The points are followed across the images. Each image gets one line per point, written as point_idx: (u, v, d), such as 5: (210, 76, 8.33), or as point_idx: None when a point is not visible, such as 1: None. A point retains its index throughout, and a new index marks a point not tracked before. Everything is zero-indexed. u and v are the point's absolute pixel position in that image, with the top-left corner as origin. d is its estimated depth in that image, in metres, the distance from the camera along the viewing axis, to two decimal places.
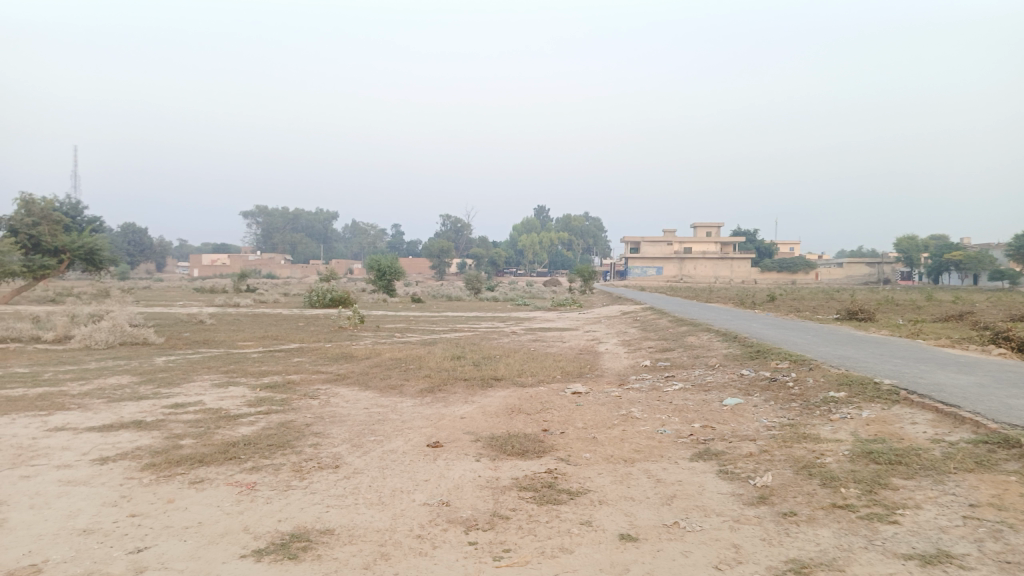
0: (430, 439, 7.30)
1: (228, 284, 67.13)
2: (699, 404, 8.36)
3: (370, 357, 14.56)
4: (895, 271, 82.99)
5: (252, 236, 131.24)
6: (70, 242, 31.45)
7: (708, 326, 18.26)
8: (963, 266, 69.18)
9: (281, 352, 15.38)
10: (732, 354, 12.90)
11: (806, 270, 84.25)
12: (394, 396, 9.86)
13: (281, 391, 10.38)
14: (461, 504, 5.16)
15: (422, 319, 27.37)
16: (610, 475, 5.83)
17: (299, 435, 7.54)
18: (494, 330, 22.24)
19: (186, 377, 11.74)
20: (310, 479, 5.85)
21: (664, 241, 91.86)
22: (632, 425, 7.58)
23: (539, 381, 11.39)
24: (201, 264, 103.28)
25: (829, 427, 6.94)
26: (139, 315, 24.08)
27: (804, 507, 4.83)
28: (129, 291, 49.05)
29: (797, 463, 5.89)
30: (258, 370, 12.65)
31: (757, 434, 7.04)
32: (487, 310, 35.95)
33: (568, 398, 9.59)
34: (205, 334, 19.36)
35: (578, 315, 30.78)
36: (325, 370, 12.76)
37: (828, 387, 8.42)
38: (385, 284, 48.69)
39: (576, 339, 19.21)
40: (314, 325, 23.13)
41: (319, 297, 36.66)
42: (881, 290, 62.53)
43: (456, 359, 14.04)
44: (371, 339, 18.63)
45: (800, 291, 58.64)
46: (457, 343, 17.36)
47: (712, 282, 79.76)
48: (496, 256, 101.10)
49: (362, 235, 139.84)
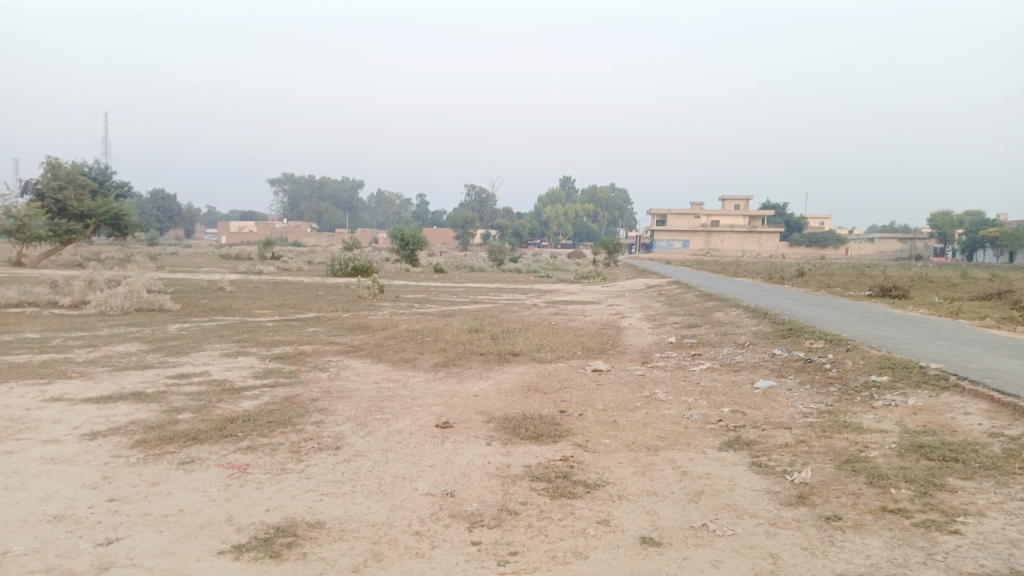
0: (439, 418, 6.86)
1: (253, 251, 67.36)
2: (729, 387, 7.82)
3: (385, 328, 14.18)
4: (929, 247, 80.95)
5: (279, 204, 131.71)
6: (95, 207, 31.31)
7: (736, 301, 17.61)
8: (999, 243, 67.18)
9: (296, 322, 15.04)
10: (763, 331, 12.29)
11: (836, 245, 82.51)
12: (406, 371, 9.43)
13: (290, 362, 10.00)
14: (467, 495, 4.71)
15: (443, 290, 27.00)
16: (631, 466, 5.34)
17: (302, 411, 7.15)
18: (515, 302, 21.80)
19: (195, 346, 11.42)
20: (307, 462, 5.43)
21: (691, 214, 90.43)
22: (656, 408, 7.07)
23: (559, 357, 10.90)
24: (228, 232, 103.93)
25: (872, 416, 6.37)
26: (158, 282, 23.94)
27: (850, 510, 4.31)
28: (155, 257, 49.31)
29: (839, 457, 5.35)
30: (270, 340, 12.32)
31: (793, 421, 6.49)
32: (509, 282, 35.41)
33: (589, 377, 9.08)
34: (222, 301, 19.13)
35: (602, 289, 30.15)
36: (339, 341, 12.38)
37: (869, 371, 7.83)
38: (408, 253, 48.40)
39: (599, 313, 18.67)
40: (333, 294, 22.83)
41: (341, 265, 36.43)
42: (914, 266, 61.05)
43: (474, 332, 13.57)
44: (389, 310, 18.24)
45: (829, 266, 57.43)
46: (477, 315, 16.92)
47: (739, 256, 78.41)
48: (519, 227, 100.37)
49: (387, 204, 139.77)
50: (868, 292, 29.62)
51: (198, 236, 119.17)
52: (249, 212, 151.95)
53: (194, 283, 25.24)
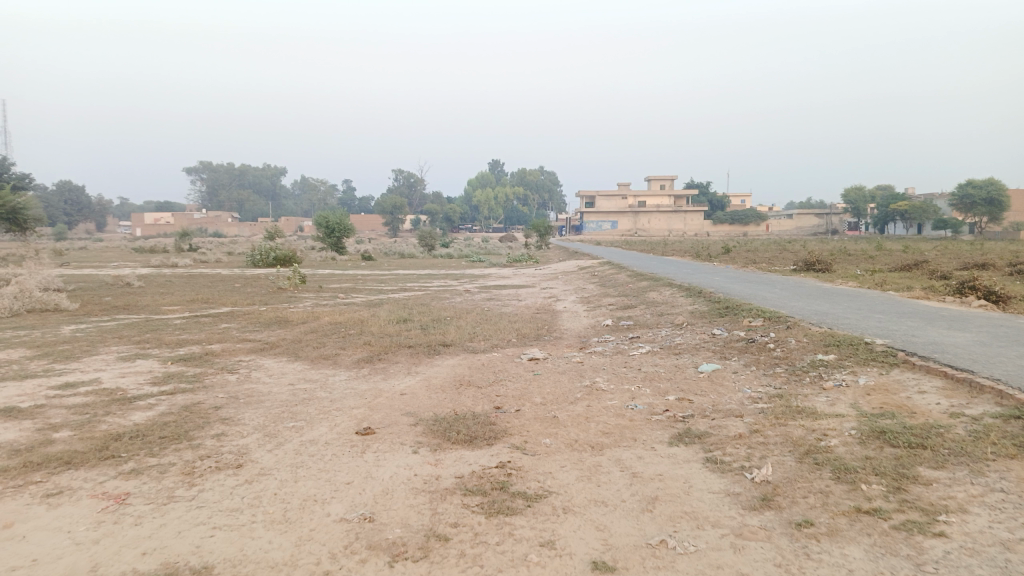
0: (359, 423, 6.13)
1: (169, 243, 64.13)
2: (672, 372, 7.35)
3: (306, 322, 13.26)
4: (844, 222, 83.96)
5: (197, 194, 126.39)
6: None
7: (669, 280, 17.35)
8: (908, 216, 70.10)
9: (208, 318, 13.92)
10: (700, 310, 11.96)
11: (759, 222, 84.64)
12: (325, 369, 8.62)
13: (195, 365, 9.04)
14: (389, 519, 4.04)
15: (370, 278, 25.98)
16: (575, 470, 4.76)
17: (202, 422, 6.30)
18: (446, 289, 21.04)
19: (89, 350, 10.27)
20: (201, 487, 4.64)
21: (619, 195, 91.13)
22: (598, 399, 6.53)
23: (492, 346, 10.26)
24: (143, 224, 99.03)
25: (824, 399, 5.99)
26: (57, 279, 22.11)
27: (821, 512, 3.85)
28: (60, 253, 46.21)
29: (798, 448, 4.90)
30: (176, 340, 11.24)
31: (743, 407, 6.05)
32: (440, 267, 34.55)
33: (524, 367, 8.49)
34: (128, 298, 17.71)
35: (534, 272, 29.66)
36: (253, 338, 11.42)
37: (815, 349, 7.49)
38: (334, 241, 46.85)
39: (533, 297, 18.12)
40: (253, 286, 21.55)
41: (262, 255, 34.78)
42: (832, 240, 63.11)
43: (402, 323, 12.78)
44: (311, 301, 17.23)
45: (752, 242, 58.62)
46: (405, 304, 16.12)
47: (666, 235, 79.40)
48: (449, 212, 99.24)
49: (312, 192, 136.04)
50: (793, 266, 30.08)
51: (110, 229, 113.23)
52: (166, 204, 145.50)
53: (99, 279, 23.47)
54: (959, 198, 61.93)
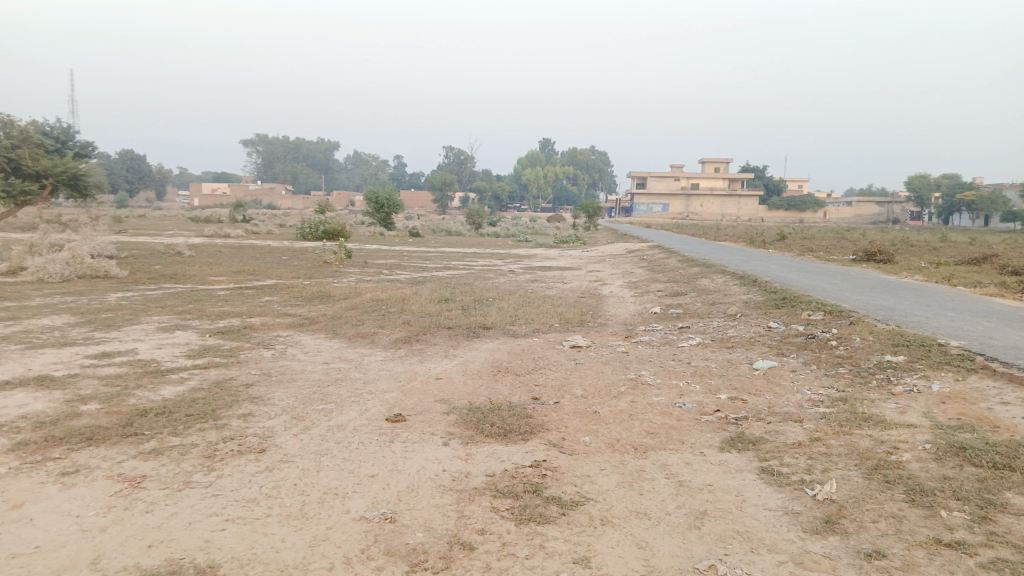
0: (390, 409, 5.85)
1: (223, 214, 65.24)
2: (725, 367, 6.88)
3: (347, 298, 13.10)
4: (906, 211, 80.86)
5: (252, 166, 128.52)
6: (51, 167, 29.37)
7: (721, 267, 16.72)
8: (976, 207, 67.10)
9: (252, 291, 13.87)
10: (754, 301, 11.39)
11: (815, 209, 82.10)
12: (361, 348, 8.38)
13: (232, 338, 8.91)
14: (412, 521, 3.74)
15: (416, 255, 25.84)
16: (616, 475, 4.38)
17: (231, 400, 6.10)
18: (490, 268, 20.75)
19: (130, 319, 10.24)
20: (219, 473, 4.41)
21: (671, 177, 89.40)
22: (643, 394, 6.12)
23: (534, 331, 9.89)
24: (201, 194, 101.22)
25: (893, 406, 5.48)
26: (112, 246, 22.48)
27: (895, 541, 3.40)
28: (119, 220, 47.31)
29: (866, 461, 4.43)
30: (217, 312, 11.16)
31: (802, 411, 5.58)
32: (486, 246, 34.24)
33: (567, 354, 8.12)
34: (176, 267, 17.85)
35: (581, 254, 29.15)
36: (293, 312, 11.29)
37: (882, 349, 6.92)
38: (383, 216, 46.99)
39: (579, 280, 17.68)
40: (299, 259, 21.58)
41: (311, 228, 34.94)
42: (892, 230, 60.86)
43: (443, 302, 12.51)
44: (355, 277, 17.11)
45: (808, 229, 56.87)
46: (448, 283, 15.85)
47: (719, 220, 77.66)
48: (499, 190, 98.84)
49: (364, 166, 137.60)
50: (851, 256, 28.93)
51: (169, 198, 115.92)
52: (222, 175, 148.49)
53: (151, 247, 23.81)
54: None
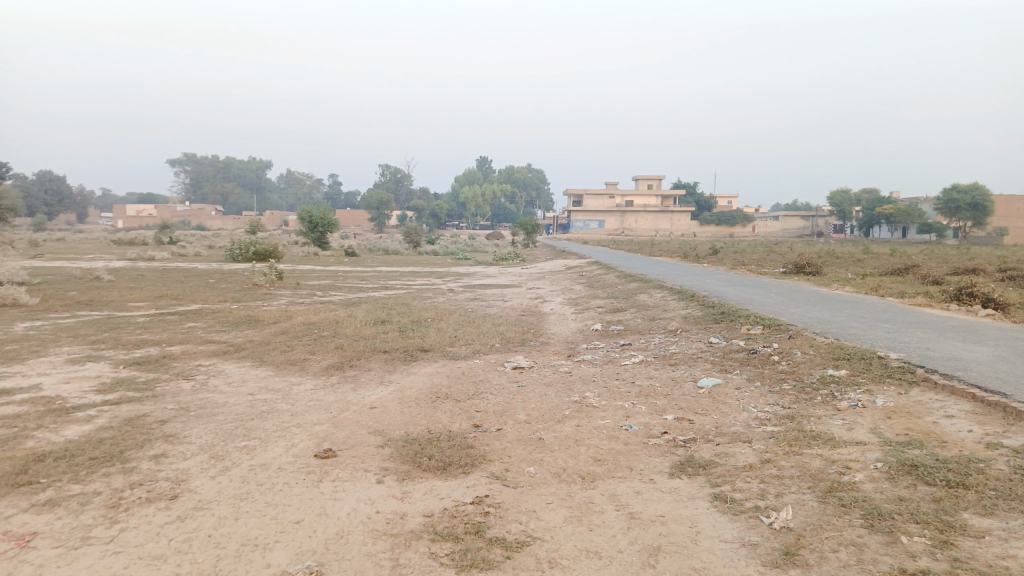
0: (320, 444, 5.43)
1: (149, 236, 62.78)
2: (669, 386, 6.71)
3: (278, 322, 12.53)
4: (830, 225, 83.93)
5: (180, 186, 124.62)
6: None
7: (659, 282, 16.76)
8: (894, 220, 70.14)
9: (175, 317, 13.12)
10: (693, 316, 11.34)
11: (745, 224, 84.42)
12: (290, 377, 7.91)
13: (149, 370, 8.29)
14: (340, 574, 3.37)
15: (351, 275, 25.20)
16: (563, 508, 4.10)
17: (143, 440, 5.58)
18: (428, 287, 20.34)
19: (36, 351, 9.46)
20: (123, 526, 3.93)
21: (606, 193, 90.66)
22: (588, 417, 5.88)
23: (474, 352, 9.57)
24: (125, 215, 97.49)
25: (840, 422, 5.37)
26: (23, 272, 21.14)
27: (857, 573, 3.21)
28: (34, 244, 44.93)
29: (820, 484, 4.27)
30: (135, 340, 10.46)
31: (751, 430, 5.42)
32: (424, 264, 33.78)
33: (508, 377, 7.83)
34: (94, 293, 16.85)
35: (520, 271, 28.99)
36: (218, 339, 10.68)
37: (824, 363, 6.87)
38: (317, 236, 45.99)
39: (518, 298, 17.46)
40: (227, 282, 20.71)
41: (242, 249, 33.79)
42: (817, 243, 62.99)
43: (379, 324, 12.06)
44: (287, 299, 16.48)
45: (739, 243, 58.24)
46: (384, 304, 15.40)
47: (653, 235, 79.01)
48: (435, 208, 98.33)
49: (298, 186, 135.23)
50: (781, 268, 29.64)
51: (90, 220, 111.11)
52: (148, 196, 143.56)
53: (67, 272, 22.50)
54: (945, 201, 62.01)
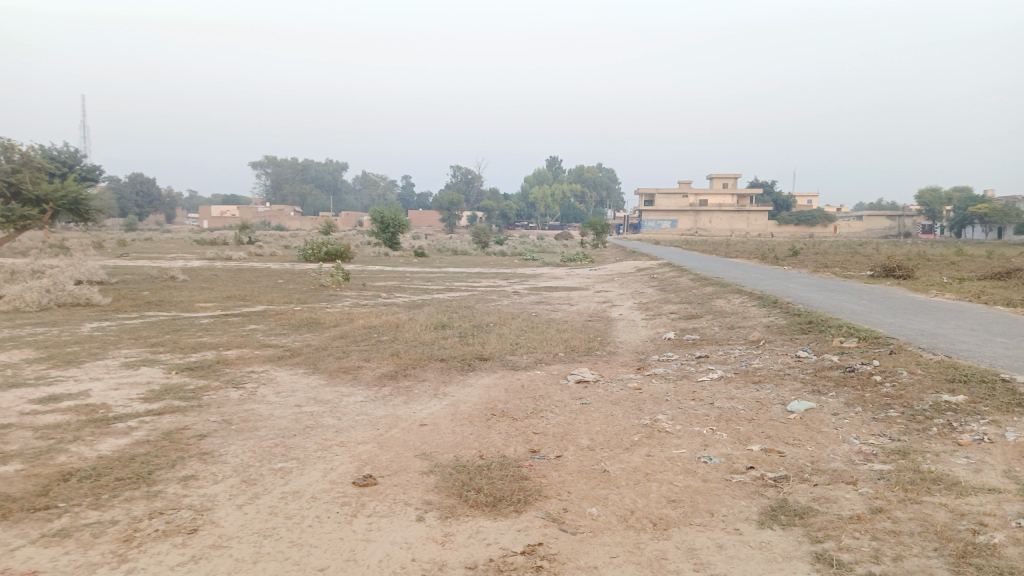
0: (360, 468, 4.93)
1: (230, 237, 64.25)
2: (754, 409, 5.94)
3: (338, 326, 12.22)
4: (918, 225, 79.57)
5: (261, 188, 128.55)
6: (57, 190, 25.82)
7: (737, 286, 15.77)
8: (988, 220, 65.92)
9: (237, 319, 13.01)
10: (777, 325, 10.42)
11: (826, 224, 80.96)
12: (340, 387, 7.48)
13: (200, 376, 8.01)
14: None
15: (417, 276, 24.98)
16: (630, 566, 3.44)
17: (176, 458, 5.20)
18: (494, 290, 19.86)
19: (95, 354, 9.36)
20: (131, 566, 3.50)
21: (680, 193, 88.56)
22: (662, 446, 5.18)
23: (536, 362, 8.95)
24: (210, 215, 101.24)
25: (964, 461, 4.52)
26: (103, 272, 21.70)
27: None
28: (122, 244, 46.58)
29: (950, 545, 3.47)
30: (193, 344, 10.29)
31: (854, 469, 4.62)
32: (492, 265, 33.44)
33: (571, 392, 7.19)
34: (165, 294, 17.04)
35: (588, 272, 28.22)
36: (276, 343, 10.42)
37: (936, 387, 5.95)
38: (389, 237, 46.29)
39: (586, 302, 16.74)
40: (294, 282, 20.74)
41: (314, 249, 34.10)
42: (903, 244, 59.68)
43: (439, 329, 11.59)
44: (351, 301, 16.26)
45: (819, 244, 55.56)
46: (447, 307, 14.96)
47: (728, 236, 76.64)
48: (506, 208, 98.31)
49: (372, 187, 137.90)
50: (867, 272, 27.96)
51: (178, 220, 115.55)
52: (231, 197, 148.76)
53: (145, 272, 23.01)
54: None
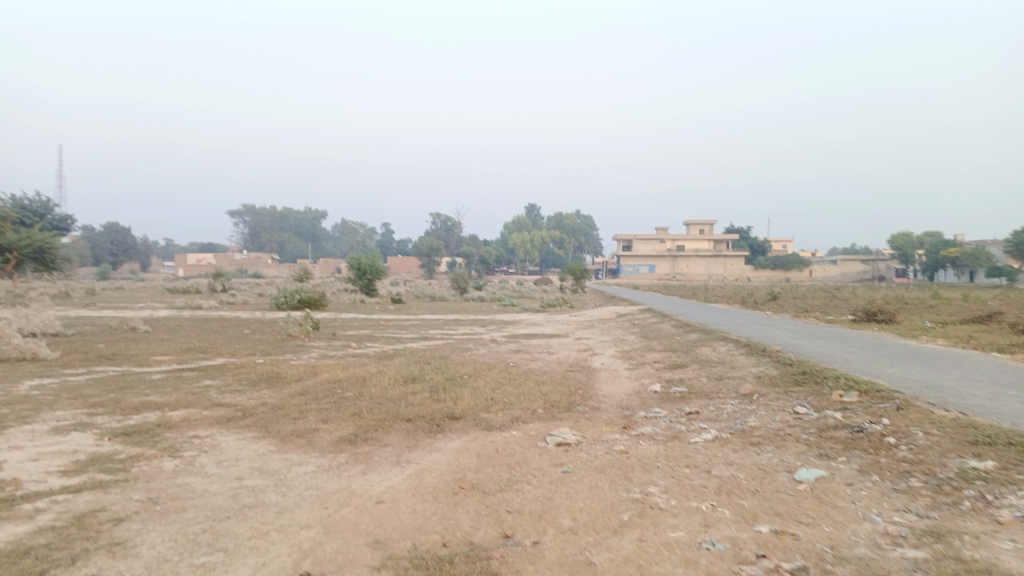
0: (298, 562, 4.13)
1: (203, 285, 63.03)
2: (758, 480, 5.22)
3: (300, 380, 11.38)
4: (891, 269, 80.32)
5: (239, 235, 127.58)
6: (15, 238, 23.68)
7: (722, 333, 15.16)
8: (960, 263, 66.56)
9: (192, 373, 12.12)
10: (769, 377, 9.76)
11: (802, 268, 81.46)
12: (291, 454, 6.67)
13: (135, 444, 7.14)
14: None
15: (392, 324, 24.18)
16: None
17: (79, 551, 4.36)
18: (470, 338, 19.12)
19: (24, 417, 8.45)
20: None
21: (657, 239, 88.90)
22: (656, 528, 4.44)
23: (512, 420, 8.18)
24: (186, 263, 99.82)
25: (1012, 546, 3.82)
26: (60, 323, 20.71)
27: None
28: (92, 294, 45.16)
29: None
30: (138, 403, 9.42)
31: (884, 557, 3.89)
32: (469, 312, 32.72)
33: (550, 457, 6.43)
34: (121, 346, 16.08)
35: (568, 319, 27.53)
36: (229, 401, 9.57)
37: (959, 450, 5.28)
38: (365, 284, 45.46)
39: (566, 350, 16.03)
40: (262, 332, 19.84)
41: (286, 297, 33.20)
42: (879, 288, 59.88)
43: (409, 384, 10.78)
44: (318, 353, 15.41)
45: (796, 289, 55.41)
46: (420, 358, 14.16)
47: (706, 280, 76.73)
48: (485, 254, 97.97)
49: (351, 234, 137.62)
50: (848, 317, 27.60)
51: (153, 269, 113.91)
52: (207, 245, 147.45)
53: (105, 323, 21.99)
54: (1015, 245, 58.35)
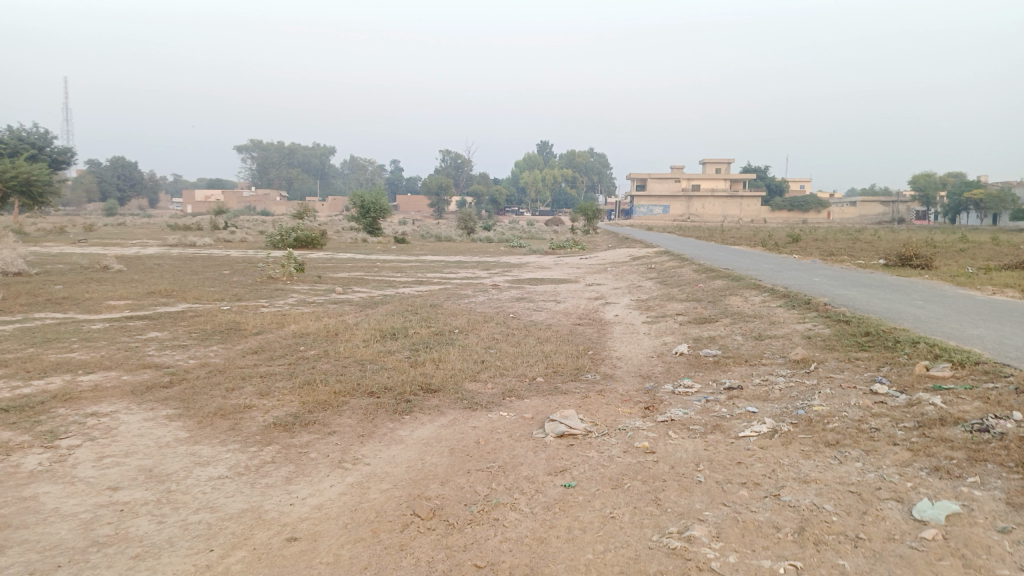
0: None
1: (209, 219, 61.31)
2: (858, 518, 3.46)
3: (262, 334, 9.66)
4: (913, 211, 77.45)
5: (248, 171, 125.35)
6: None
7: (753, 280, 13.28)
8: (983, 206, 63.77)
9: (141, 324, 10.39)
10: (823, 338, 7.94)
11: (819, 209, 78.75)
12: (202, 447, 4.96)
13: (7, 425, 5.45)
14: None
15: (389, 265, 22.35)
16: None
17: None
18: (471, 283, 17.30)
19: None
20: None
21: (672, 178, 85.89)
22: None
23: (504, 394, 6.45)
24: (193, 200, 98.07)
25: None
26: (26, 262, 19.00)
27: None
28: (88, 229, 43.30)
29: None
30: (50, 363, 7.70)
31: None
32: (474, 253, 30.96)
33: (547, 458, 4.68)
34: (80, 289, 14.35)
35: (578, 261, 25.59)
36: (163, 362, 7.83)
37: None
38: (369, 222, 43.47)
39: (575, 298, 14.22)
40: (242, 274, 18.06)
41: (282, 235, 31.31)
42: (900, 231, 57.34)
43: (387, 341, 9.04)
44: (297, 298, 13.64)
45: (815, 231, 53.03)
46: (408, 307, 12.35)
47: (722, 221, 74.28)
48: (495, 194, 95.36)
49: (360, 171, 134.97)
50: (879, 261, 25.50)
51: (162, 205, 112.10)
52: (217, 183, 145.83)
53: (76, 261, 20.24)
54: None
